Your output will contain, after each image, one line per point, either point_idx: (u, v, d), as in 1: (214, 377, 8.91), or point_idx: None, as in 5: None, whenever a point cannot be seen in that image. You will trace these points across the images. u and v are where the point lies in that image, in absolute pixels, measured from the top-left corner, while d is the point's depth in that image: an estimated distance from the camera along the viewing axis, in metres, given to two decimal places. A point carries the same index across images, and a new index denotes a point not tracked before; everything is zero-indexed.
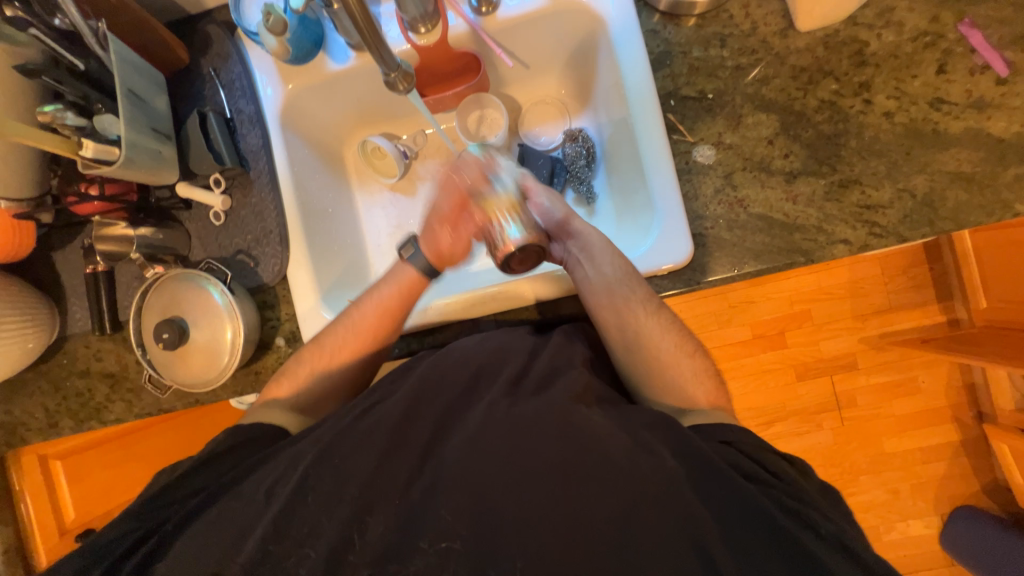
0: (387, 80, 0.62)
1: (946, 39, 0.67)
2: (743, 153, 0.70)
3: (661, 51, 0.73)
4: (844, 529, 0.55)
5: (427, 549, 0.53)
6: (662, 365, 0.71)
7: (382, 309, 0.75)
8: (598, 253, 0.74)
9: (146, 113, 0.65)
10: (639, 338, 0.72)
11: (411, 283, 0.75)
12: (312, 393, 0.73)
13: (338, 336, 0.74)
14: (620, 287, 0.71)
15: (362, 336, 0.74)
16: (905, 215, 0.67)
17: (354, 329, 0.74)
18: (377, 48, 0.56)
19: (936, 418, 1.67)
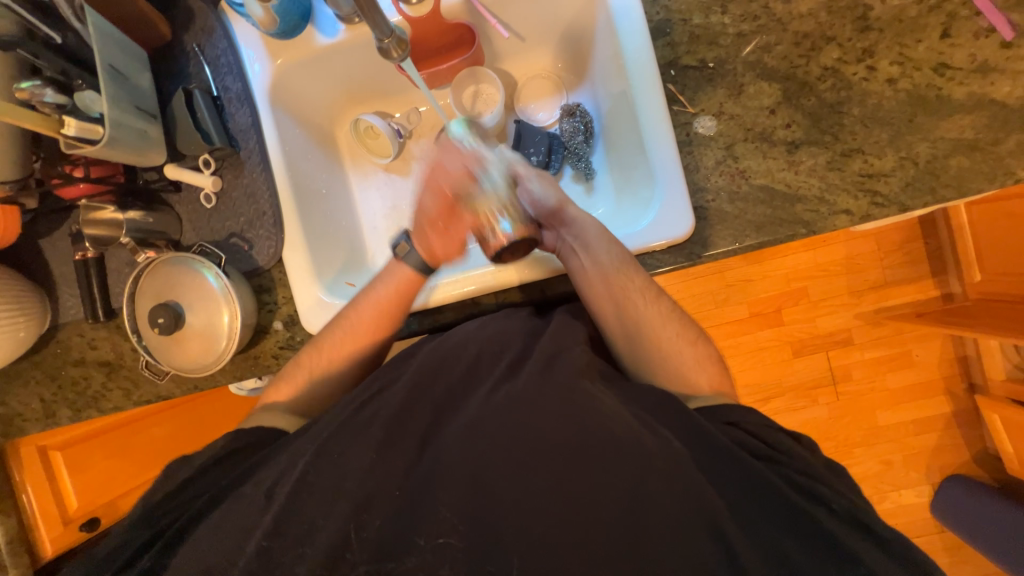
0: (381, 46, 0.60)
1: (950, 2, 0.66)
2: (744, 124, 0.69)
3: (660, 19, 0.71)
4: (845, 497, 0.56)
5: (429, 531, 0.54)
6: (663, 340, 0.71)
7: (378, 309, 0.74)
8: (595, 241, 0.73)
9: (129, 90, 0.63)
10: (642, 312, 0.71)
11: (407, 283, 0.73)
12: (314, 378, 0.73)
13: (335, 339, 0.73)
14: (619, 278, 0.71)
15: (361, 337, 0.73)
16: (907, 183, 0.67)
17: (352, 331, 0.73)
18: (371, 15, 0.55)
19: (929, 391, 1.70)
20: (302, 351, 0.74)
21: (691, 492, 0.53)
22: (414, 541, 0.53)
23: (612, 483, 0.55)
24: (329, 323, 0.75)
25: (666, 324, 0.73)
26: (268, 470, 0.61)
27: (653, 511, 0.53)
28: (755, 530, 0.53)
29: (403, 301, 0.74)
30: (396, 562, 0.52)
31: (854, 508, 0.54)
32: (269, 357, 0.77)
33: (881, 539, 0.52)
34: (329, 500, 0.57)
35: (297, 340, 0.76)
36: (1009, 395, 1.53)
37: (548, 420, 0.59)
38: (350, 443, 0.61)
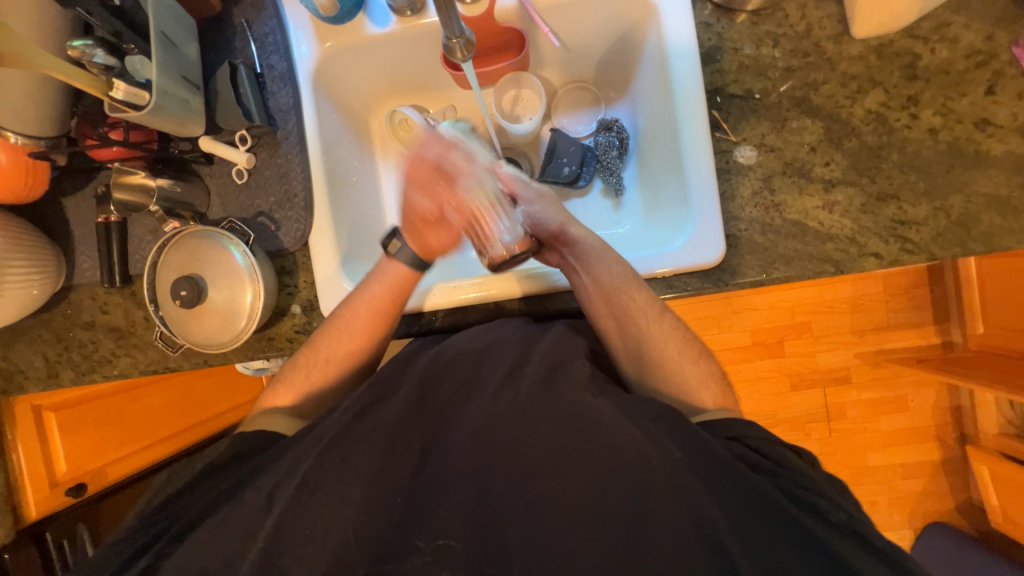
0: (446, 44, 0.59)
1: (999, 60, 0.66)
2: (784, 158, 0.70)
3: (712, 45, 0.72)
4: (848, 511, 0.54)
5: (423, 548, 0.56)
6: (684, 361, 0.70)
7: (372, 309, 0.72)
8: (596, 261, 0.71)
9: (177, 58, 0.62)
10: (661, 335, 0.71)
11: (395, 277, 0.71)
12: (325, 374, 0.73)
13: (328, 341, 0.72)
14: (618, 296, 0.70)
15: (357, 337, 0.72)
16: (938, 233, 0.67)
17: (349, 329, 0.72)
18: (445, 13, 0.53)
19: (922, 436, 1.71)
20: (296, 355, 0.74)
21: (693, 500, 0.53)
22: (414, 545, 0.56)
23: (615, 491, 0.55)
24: (321, 325, 0.74)
25: (687, 347, 0.71)
26: (281, 462, 0.62)
27: (665, 517, 0.53)
28: (761, 536, 0.52)
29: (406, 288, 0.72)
30: (394, 564, 0.55)
31: (858, 525, 0.53)
32: (283, 341, 0.76)
33: (892, 558, 0.51)
34: (342, 484, 0.58)
35: (313, 326, 0.75)
36: (1000, 448, 1.55)
37: (562, 424, 0.60)
38: (368, 438, 0.61)
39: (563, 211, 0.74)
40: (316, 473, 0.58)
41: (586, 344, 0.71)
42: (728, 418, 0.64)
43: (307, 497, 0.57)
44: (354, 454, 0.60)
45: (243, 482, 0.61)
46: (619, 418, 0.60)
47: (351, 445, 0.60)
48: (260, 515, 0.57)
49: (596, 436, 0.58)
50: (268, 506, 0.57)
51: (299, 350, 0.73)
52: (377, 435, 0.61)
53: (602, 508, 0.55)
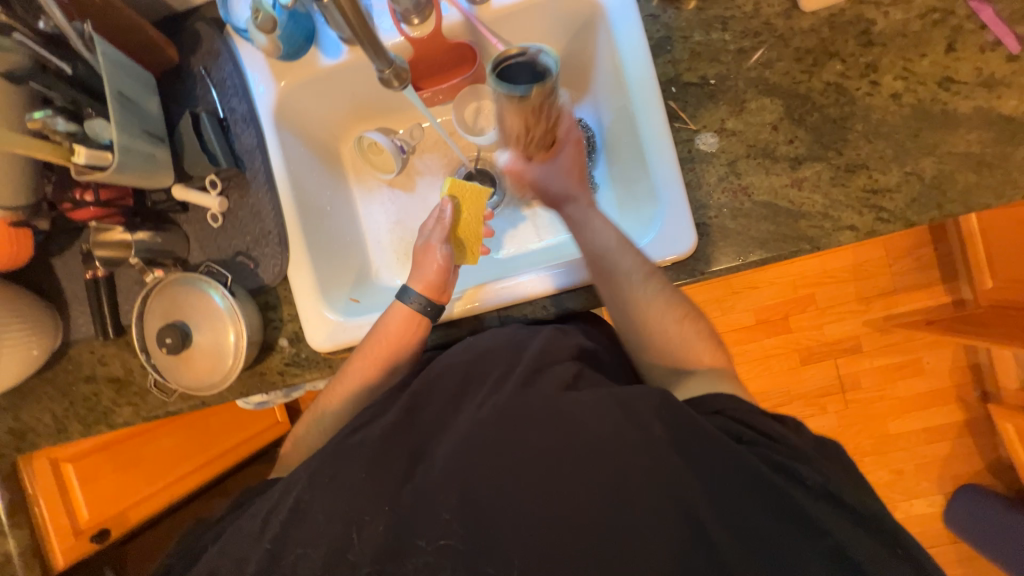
0: (381, 77, 0.60)
1: (956, 16, 0.65)
2: (747, 140, 0.69)
3: (661, 37, 0.70)
4: (841, 480, 0.51)
5: (426, 548, 0.51)
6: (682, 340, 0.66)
7: (376, 359, 0.71)
8: (583, 227, 0.71)
9: (138, 115, 0.64)
10: (654, 302, 0.66)
11: (397, 329, 0.72)
12: (326, 414, 0.73)
13: (334, 390, 0.73)
14: (608, 259, 0.68)
15: (354, 387, 0.71)
16: (913, 199, 0.66)
17: (346, 379, 0.72)
18: (371, 44, 0.54)
19: (942, 399, 1.68)
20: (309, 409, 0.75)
21: (692, 486, 0.50)
22: (415, 543, 0.51)
23: (608, 490, 0.51)
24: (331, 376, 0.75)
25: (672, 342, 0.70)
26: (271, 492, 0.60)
27: (662, 510, 0.50)
28: (751, 514, 0.48)
29: (407, 329, 0.72)
30: (397, 565, 0.51)
31: (860, 496, 0.50)
32: (275, 374, 0.77)
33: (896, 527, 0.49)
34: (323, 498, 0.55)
35: (302, 357, 0.77)
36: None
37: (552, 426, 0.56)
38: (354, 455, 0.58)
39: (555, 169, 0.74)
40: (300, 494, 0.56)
41: (579, 346, 0.69)
42: (721, 393, 0.60)
43: (299, 532, 0.55)
44: (343, 472, 0.57)
45: (235, 514, 0.62)
46: (600, 409, 0.56)
47: (338, 461, 0.57)
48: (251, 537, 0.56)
49: (581, 427, 0.54)
50: (259, 540, 0.56)
51: (317, 405, 0.75)
52: (360, 451, 0.58)
53: (600, 510, 0.51)
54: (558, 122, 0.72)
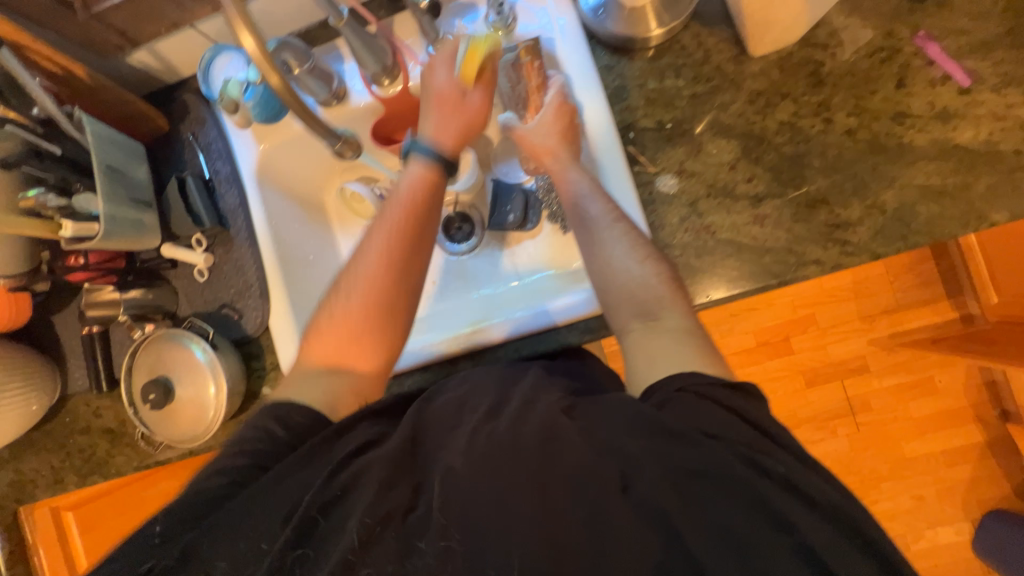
0: (335, 149, 0.65)
1: (903, 53, 0.66)
2: (706, 180, 0.70)
3: (616, 86, 0.73)
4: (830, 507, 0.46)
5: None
6: (663, 314, 0.61)
7: (383, 257, 0.64)
8: (562, 176, 0.69)
9: (125, 185, 0.68)
10: (625, 258, 0.64)
11: (421, 181, 0.67)
12: (331, 321, 0.64)
13: (348, 275, 0.66)
14: (580, 208, 0.68)
15: (368, 289, 0.64)
16: (877, 231, 0.66)
17: (357, 285, 0.64)
18: (319, 126, 0.59)
19: (958, 419, 1.61)
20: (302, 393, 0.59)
21: None
22: None
23: None
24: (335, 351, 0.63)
25: None
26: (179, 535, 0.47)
27: None
28: (744, 537, 0.41)
29: (428, 193, 0.67)
30: None
31: None
32: None
33: None
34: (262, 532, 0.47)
35: None
36: None
37: None
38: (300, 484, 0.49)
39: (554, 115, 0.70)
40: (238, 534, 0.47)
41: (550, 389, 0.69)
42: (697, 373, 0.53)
43: None
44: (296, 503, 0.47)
45: None
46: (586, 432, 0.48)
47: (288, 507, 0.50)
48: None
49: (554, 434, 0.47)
50: None
51: (334, 313, 0.64)
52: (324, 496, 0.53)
53: None
54: (564, 85, 0.71)
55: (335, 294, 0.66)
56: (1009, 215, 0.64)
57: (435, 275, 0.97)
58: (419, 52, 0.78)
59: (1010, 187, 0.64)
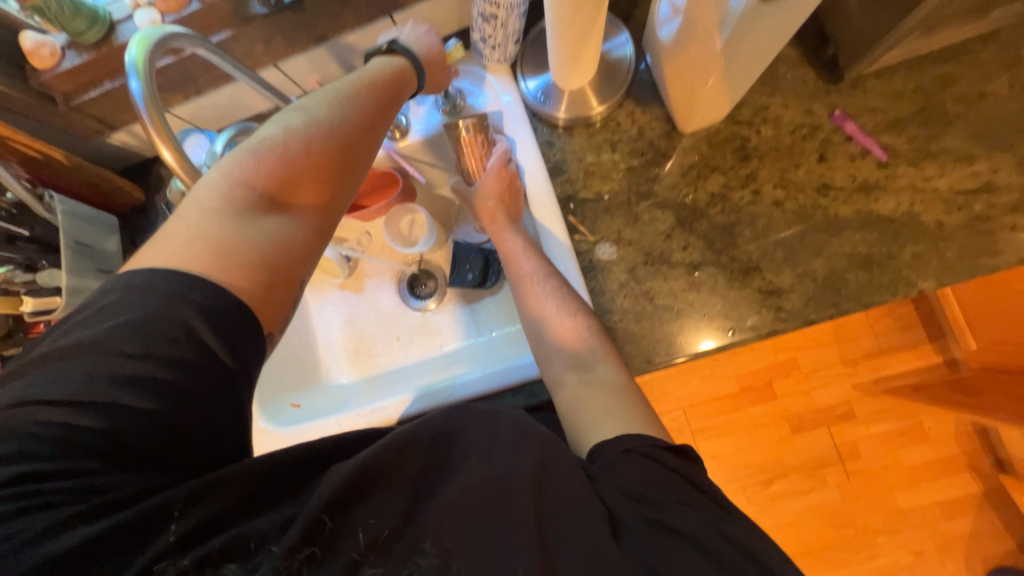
0: None
1: (823, 130, 0.70)
2: (643, 248, 0.73)
3: (557, 160, 0.77)
4: None
5: None
6: (597, 367, 0.63)
7: (366, 118, 0.56)
8: (500, 231, 0.75)
9: (92, 257, 0.73)
10: (557, 314, 0.67)
11: (398, 72, 0.60)
12: (291, 135, 0.52)
13: (279, 155, 0.51)
14: (513, 262, 0.72)
15: (342, 117, 0.54)
16: (808, 298, 0.68)
17: (307, 141, 0.52)
18: None
19: (951, 467, 1.56)
20: (194, 295, 0.43)
21: None
22: None
23: None
24: (248, 239, 0.47)
25: None
26: (109, 475, 0.39)
27: None
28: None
29: (382, 111, 0.58)
30: None
31: None
32: None
33: None
34: (221, 501, 0.41)
35: None
36: None
37: None
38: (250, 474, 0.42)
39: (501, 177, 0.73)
40: (188, 488, 0.40)
41: None
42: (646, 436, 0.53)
43: None
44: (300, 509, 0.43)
45: None
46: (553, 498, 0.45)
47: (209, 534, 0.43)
48: (85, 376, 0.40)
49: (512, 479, 0.45)
50: None
51: (260, 185, 0.50)
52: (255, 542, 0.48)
53: None
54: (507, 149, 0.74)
55: (264, 143, 0.51)
56: (935, 283, 0.65)
57: (400, 329, 0.99)
58: None
59: (935, 255, 0.66)
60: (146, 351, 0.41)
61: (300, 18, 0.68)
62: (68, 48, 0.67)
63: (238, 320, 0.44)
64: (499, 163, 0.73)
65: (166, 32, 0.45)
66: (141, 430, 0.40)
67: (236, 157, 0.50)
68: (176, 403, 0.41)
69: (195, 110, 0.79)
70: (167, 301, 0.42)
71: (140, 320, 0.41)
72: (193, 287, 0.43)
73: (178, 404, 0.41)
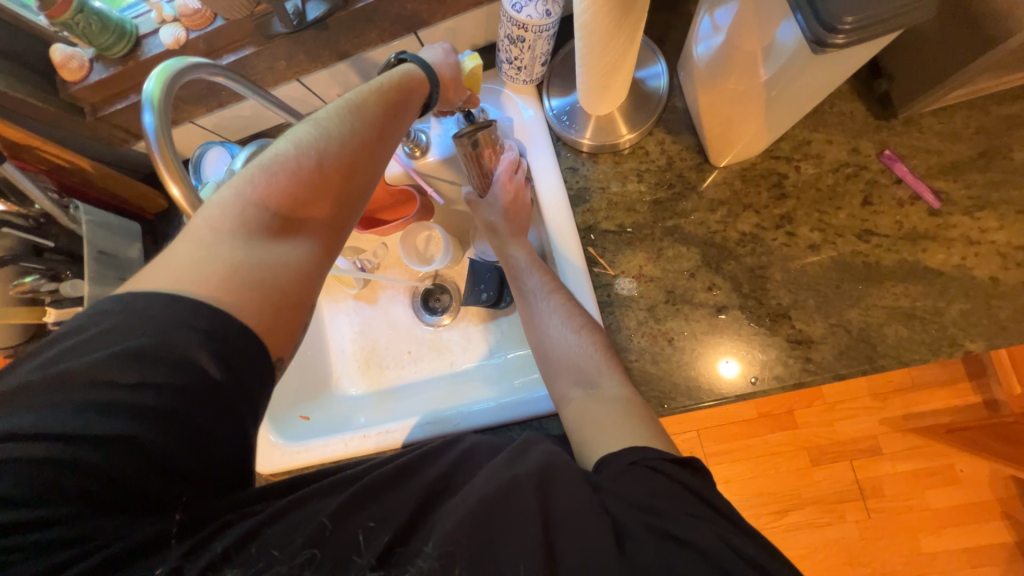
0: None
1: (869, 170, 0.65)
2: (665, 286, 0.70)
3: (580, 187, 0.74)
4: None
5: None
6: (602, 383, 0.60)
7: (378, 134, 0.52)
8: (507, 243, 0.74)
9: (115, 266, 0.74)
10: (562, 330, 0.65)
11: (412, 82, 0.55)
12: (302, 150, 0.48)
13: (291, 176, 0.47)
14: (519, 278, 0.72)
15: (356, 127, 0.50)
16: (840, 351, 0.64)
17: (321, 158, 0.48)
18: None
19: (984, 514, 1.47)
20: (196, 323, 0.39)
21: None
22: None
23: None
24: (261, 264, 0.44)
25: None
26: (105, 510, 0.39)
27: None
28: None
29: (393, 116, 0.53)
30: None
31: None
32: None
33: None
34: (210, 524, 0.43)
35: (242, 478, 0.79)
36: None
37: None
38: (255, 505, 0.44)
39: (511, 190, 0.72)
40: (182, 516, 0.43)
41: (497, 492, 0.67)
42: (653, 448, 0.49)
43: None
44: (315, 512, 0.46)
45: None
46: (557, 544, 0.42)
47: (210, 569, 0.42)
48: (77, 409, 0.38)
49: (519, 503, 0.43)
50: None
51: (273, 205, 0.46)
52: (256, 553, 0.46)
53: None
54: (517, 159, 0.72)
55: (276, 158, 0.47)
56: (985, 343, 0.60)
57: (412, 345, 0.98)
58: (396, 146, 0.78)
59: (986, 314, 0.60)
60: (145, 381, 0.39)
61: (323, 36, 0.66)
62: (96, 61, 0.67)
63: (243, 348, 0.41)
64: (509, 174, 0.71)
65: (188, 63, 0.45)
66: (139, 462, 0.39)
67: (248, 174, 0.47)
68: (176, 437, 0.40)
69: (218, 121, 0.79)
70: (164, 329, 0.39)
71: (140, 349, 0.38)
72: (195, 314, 0.40)
73: (173, 438, 0.39)
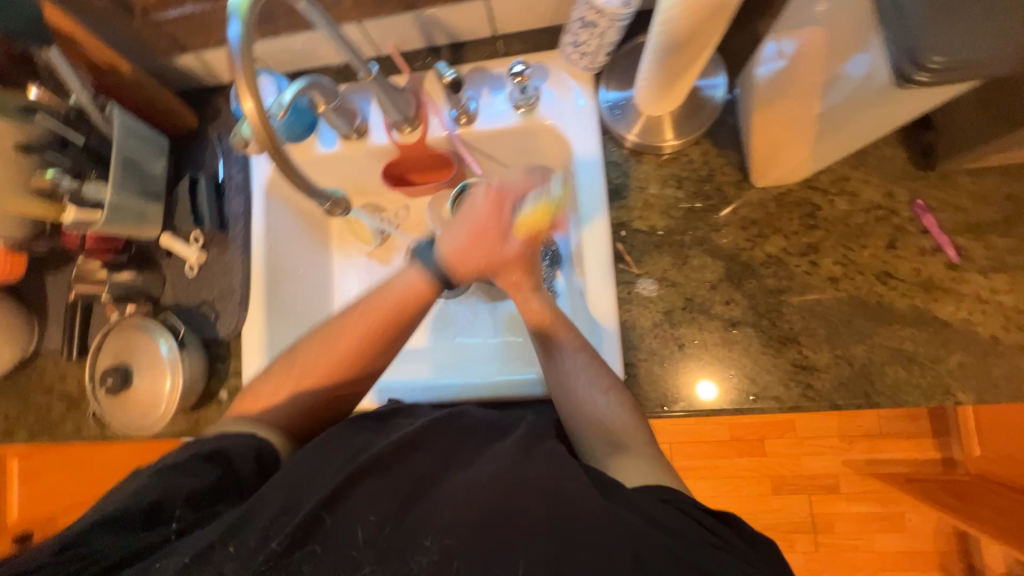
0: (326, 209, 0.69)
1: (899, 216, 0.68)
2: (685, 293, 0.71)
3: (619, 183, 0.75)
4: None
5: None
6: (630, 445, 0.58)
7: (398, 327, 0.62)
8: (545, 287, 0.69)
9: (139, 177, 0.72)
10: (592, 387, 0.63)
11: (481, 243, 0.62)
12: (333, 336, 0.63)
13: (335, 336, 0.63)
14: (550, 336, 0.66)
15: (375, 317, 0.62)
16: (840, 382, 0.66)
17: (353, 332, 0.62)
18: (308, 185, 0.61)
19: (921, 564, 1.55)
20: (279, 405, 0.62)
21: None
22: None
23: None
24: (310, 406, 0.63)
25: None
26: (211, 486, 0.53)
27: None
28: None
29: (415, 299, 0.62)
30: None
31: None
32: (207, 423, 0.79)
33: None
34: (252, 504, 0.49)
35: None
36: None
37: None
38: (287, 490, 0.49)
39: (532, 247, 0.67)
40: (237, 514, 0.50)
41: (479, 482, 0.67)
42: None
43: None
44: (300, 501, 0.49)
45: None
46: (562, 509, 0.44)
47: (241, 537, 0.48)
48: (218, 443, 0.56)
49: None
50: None
51: (320, 377, 0.63)
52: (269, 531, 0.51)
53: None
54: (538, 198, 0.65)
55: (323, 331, 0.64)
56: (975, 397, 0.63)
57: None
58: (444, 110, 0.79)
59: (981, 369, 0.64)
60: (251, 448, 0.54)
61: None
62: None
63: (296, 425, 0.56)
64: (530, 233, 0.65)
65: None
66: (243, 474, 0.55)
67: (304, 343, 0.65)
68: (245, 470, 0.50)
69: (267, 49, 0.78)
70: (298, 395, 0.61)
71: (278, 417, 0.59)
72: None
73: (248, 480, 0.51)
